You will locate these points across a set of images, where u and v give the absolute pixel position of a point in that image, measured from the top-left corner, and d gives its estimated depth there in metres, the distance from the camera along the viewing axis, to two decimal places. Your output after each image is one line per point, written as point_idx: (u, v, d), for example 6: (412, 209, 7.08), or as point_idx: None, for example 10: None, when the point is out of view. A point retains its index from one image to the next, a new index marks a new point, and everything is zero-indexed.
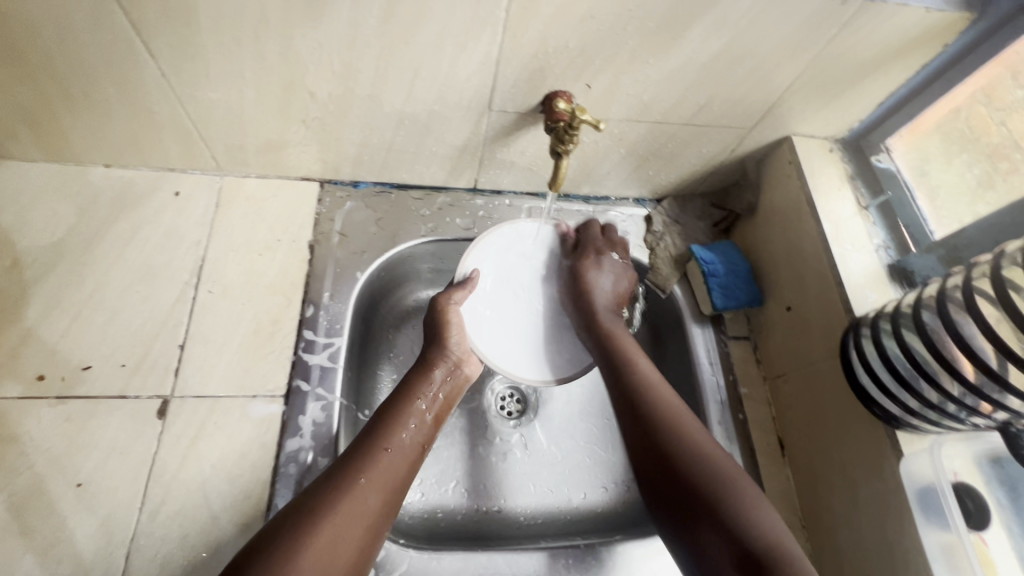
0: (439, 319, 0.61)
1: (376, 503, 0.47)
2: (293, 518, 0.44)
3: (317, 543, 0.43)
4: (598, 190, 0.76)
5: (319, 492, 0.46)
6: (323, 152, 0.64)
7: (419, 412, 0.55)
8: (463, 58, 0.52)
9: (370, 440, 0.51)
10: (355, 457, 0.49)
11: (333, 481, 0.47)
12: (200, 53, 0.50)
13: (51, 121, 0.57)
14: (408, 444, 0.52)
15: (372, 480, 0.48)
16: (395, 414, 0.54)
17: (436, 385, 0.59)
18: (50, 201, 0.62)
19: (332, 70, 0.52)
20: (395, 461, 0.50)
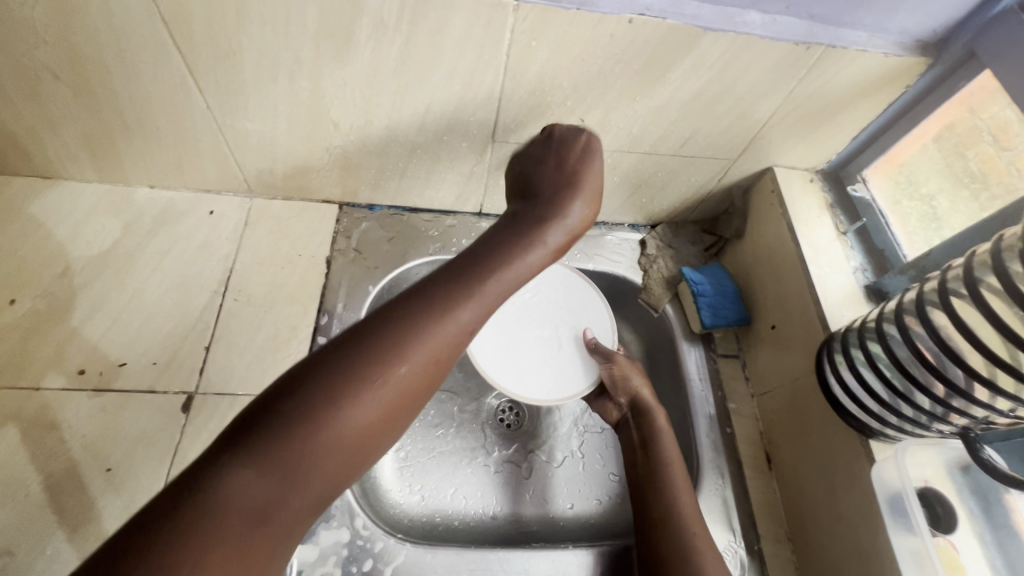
0: (565, 177, 0.57)
1: (416, 387, 0.40)
2: (327, 380, 0.37)
3: (343, 427, 0.36)
4: (595, 215, 0.81)
5: (353, 356, 0.38)
6: (343, 177, 0.71)
7: (494, 290, 0.44)
8: (469, 95, 0.59)
9: (432, 297, 0.42)
10: (409, 320, 0.40)
11: (385, 346, 0.39)
12: (242, 89, 0.57)
13: (109, 146, 0.65)
14: (464, 325, 0.42)
15: (421, 359, 0.40)
16: (464, 280, 0.44)
17: (519, 278, 0.47)
18: (101, 217, 0.69)
19: (354, 105, 0.60)
20: (449, 334, 0.41)
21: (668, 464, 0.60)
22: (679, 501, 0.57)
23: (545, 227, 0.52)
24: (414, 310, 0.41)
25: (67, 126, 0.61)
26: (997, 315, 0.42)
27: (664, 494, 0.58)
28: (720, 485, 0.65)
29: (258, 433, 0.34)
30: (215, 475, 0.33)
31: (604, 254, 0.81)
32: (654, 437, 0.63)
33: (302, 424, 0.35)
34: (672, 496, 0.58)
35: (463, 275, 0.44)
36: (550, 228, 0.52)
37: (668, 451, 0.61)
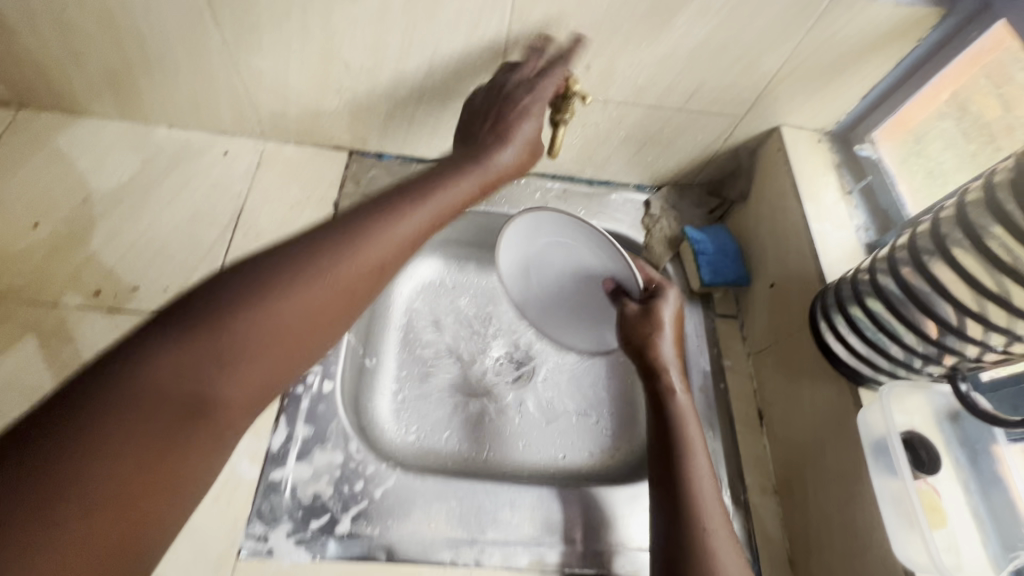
0: (511, 104, 0.55)
1: (338, 307, 0.40)
2: (254, 277, 0.38)
3: (282, 311, 0.37)
4: (601, 174, 0.82)
5: (282, 259, 0.39)
6: (353, 122, 0.73)
7: (423, 219, 0.46)
8: (476, 37, 0.60)
9: (360, 221, 0.43)
10: (338, 236, 0.41)
11: (317, 249, 0.40)
12: (256, 23, 0.59)
13: (130, 82, 0.67)
14: (397, 248, 0.44)
15: (351, 258, 0.41)
16: (395, 205, 0.45)
17: (455, 203, 0.49)
18: (121, 152, 0.72)
19: (364, 44, 0.61)
20: (386, 235, 0.43)
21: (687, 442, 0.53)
22: (695, 480, 0.51)
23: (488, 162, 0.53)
24: (346, 221, 0.43)
25: (90, 58, 0.64)
26: (991, 248, 0.42)
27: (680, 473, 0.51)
28: (711, 437, 0.65)
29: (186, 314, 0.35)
30: (127, 368, 0.33)
31: (608, 212, 0.81)
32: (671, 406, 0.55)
33: (220, 313, 0.36)
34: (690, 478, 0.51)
35: (392, 198, 0.46)
36: (494, 155, 0.53)
37: (686, 425, 0.54)
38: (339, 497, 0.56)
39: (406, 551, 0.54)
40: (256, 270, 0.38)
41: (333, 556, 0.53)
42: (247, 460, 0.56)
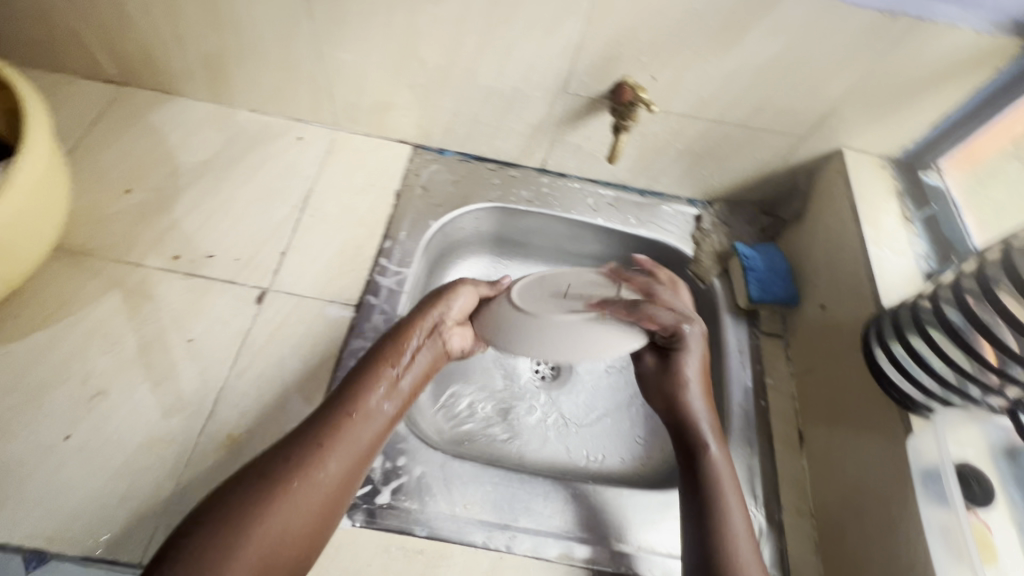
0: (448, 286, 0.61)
1: (332, 478, 0.46)
2: (226, 515, 0.41)
3: (273, 518, 0.42)
4: (653, 185, 0.83)
5: (266, 469, 0.45)
6: (421, 117, 0.76)
7: (391, 375, 0.53)
8: (549, 42, 0.62)
9: (336, 412, 0.49)
10: (315, 433, 0.47)
11: (272, 474, 0.44)
12: (345, 19, 0.63)
13: (224, 66, 0.73)
14: (376, 410, 0.51)
15: (328, 473, 0.46)
16: (365, 378, 0.52)
17: (395, 375, 0.54)
18: (208, 131, 0.78)
19: (442, 43, 0.64)
20: (358, 434, 0.49)
21: (730, 505, 0.52)
22: (738, 547, 0.49)
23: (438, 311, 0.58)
24: (295, 443, 0.47)
25: (192, 42, 0.70)
26: None
27: (720, 536, 0.50)
28: (748, 453, 0.65)
29: (183, 549, 0.40)
30: None
31: (657, 223, 0.82)
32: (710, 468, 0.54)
33: (222, 539, 0.40)
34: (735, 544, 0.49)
35: (338, 398, 0.50)
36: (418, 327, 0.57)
37: (727, 489, 0.53)
38: (380, 469, 0.58)
39: (439, 529, 0.55)
40: (219, 516, 0.41)
41: (370, 524, 0.55)
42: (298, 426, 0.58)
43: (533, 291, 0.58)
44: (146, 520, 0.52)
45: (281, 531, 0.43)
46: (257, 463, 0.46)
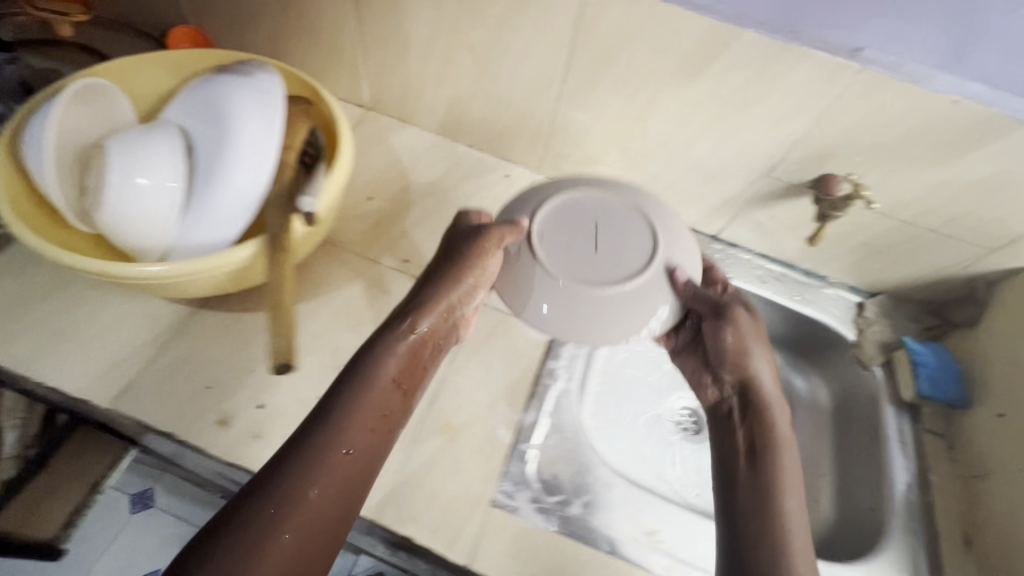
0: (468, 260, 0.59)
1: (329, 516, 0.48)
2: (229, 561, 0.42)
3: (275, 557, 0.44)
4: (820, 268, 0.87)
5: (255, 512, 0.45)
6: (621, 175, 0.86)
7: (387, 393, 0.55)
8: (772, 133, 0.71)
9: (332, 442, 0.50)
10: (308, 465, 0.48)
11: (257, 520, 0.45)
12: (592, 88, 0.75)
13: (465, 108, 0.86)
14: (365, 442, 0.52)
15: (320, 505, 0.48)
16: (358, 400, 0.53)
17: (387, 381, 0.55)
18: (433, 158, 0.91)
19: (671, 119, 0.74)
20: (347, 468, 0.50)
21: (775, 495, 0.58)
22: None
23: (472, 261, 0.59)
24: (275, 480, 0.47)
25: (449, 86, 0.83)
26: None
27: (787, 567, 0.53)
28: (912, 545, 0.66)
29: None
30: None
31: (820, 302, 0.87)
32: (783, 510, 0.56)
33: None
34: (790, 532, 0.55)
35: (315, 425, 0.51)
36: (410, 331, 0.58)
37: (772, 480, 0.59)
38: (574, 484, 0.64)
39: (622, 550, 0.60)
40: (218, 565, 0.42)
41: (564, 530, 0.60)
42: (503, 428, 0.66)
43: (562, 240, 0.60)
44: (380, 483, 0.60)
45: (290, 562, 0.45)
46: (247, 503, 0.46)
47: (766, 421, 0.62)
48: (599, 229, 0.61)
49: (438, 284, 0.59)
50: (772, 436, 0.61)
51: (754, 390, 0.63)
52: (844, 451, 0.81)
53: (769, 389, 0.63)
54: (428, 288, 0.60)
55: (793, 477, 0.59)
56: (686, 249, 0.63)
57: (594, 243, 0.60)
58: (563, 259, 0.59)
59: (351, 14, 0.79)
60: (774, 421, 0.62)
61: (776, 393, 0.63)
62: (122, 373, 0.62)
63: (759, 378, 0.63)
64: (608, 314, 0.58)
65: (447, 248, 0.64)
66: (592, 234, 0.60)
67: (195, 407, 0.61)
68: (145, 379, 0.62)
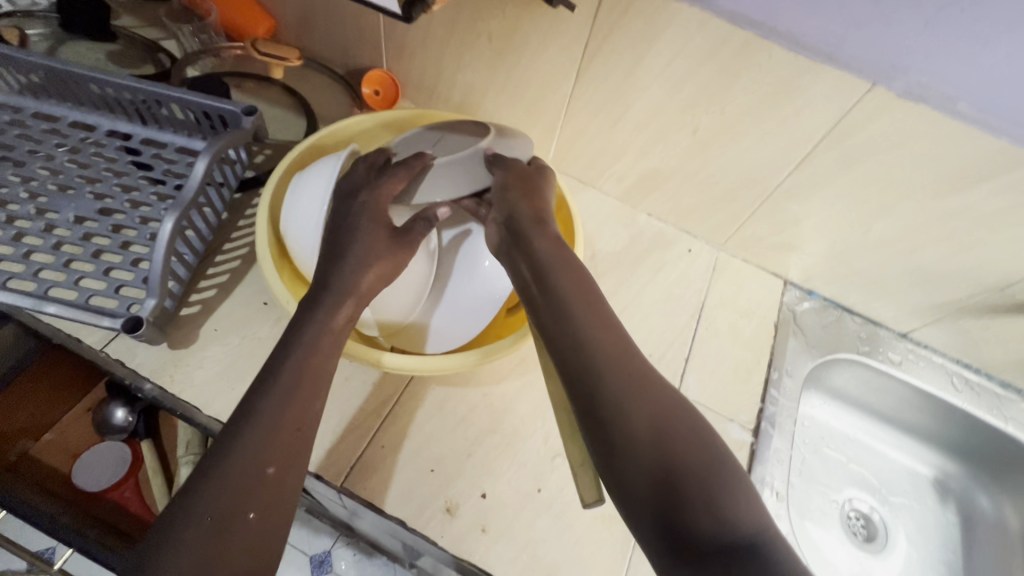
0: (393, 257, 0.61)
1: (287, 488, 0.48)
2: (222, 496, 0.45)
3: (267, 491, 0.47)
4: (1020, 381, 0.82)
5: (209, 483, 0.46)
6: (817, 264, 0.83)
7: (327, 361, 0.54)
8: (1023, 255, 0.67)
9: (273, 408, 0.50)
10: (259, 440, 0.48)
11: (236, 463, 0.47)
12: (823, 184, 0.71)
13: (661, 181, 0.84)
14: (314, 413, 0.52)
15: (272, 474, 0.47)
16: (300, 369, 0.52)
17: (336, 329, 0.56)
18: (615, 226, 0.89)
19: (905, 224, 0.71)
20: (300, 439, 0.50)
21: (595, 333, 0.48)
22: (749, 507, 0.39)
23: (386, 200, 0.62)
24: (241, 438, 0.48)
25: (651, 158, 0.81)
26: None
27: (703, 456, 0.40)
28: None
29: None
30: None
31: (1018, 420, 0.81)
32: (599, 350, 0.47)
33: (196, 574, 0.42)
34: (650, 377, 0.45)
35: (260, 388, 0.51)
36: (361, 282, 0.59)
37: (589, 324, 0.49)
38: None
39: None
40: (209, 505, 0.45)
41: None
42: None
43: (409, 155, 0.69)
44: None
45: (283, 496, 0.48)
46: (207, 478, 0.46)
47: (537, 250, 0.56)
48: (441, 141, 0.69)
49: (355, 230, 0.61)
50: (559, 260, 0.55)
51: (517, 216, 0.60)
52: None
53: (525, 213, 0.60)
54: (347, 233, 0.61)
55: (585, 307, 0.50)
56: (515, 148, 0.66)
57: (433, 148, 0.68)
58: (420, 152, 0.68)
59: (567, 83, 0.77)
60: (540, 243, 0.57)
61: (541, 215, 0.61)
62: (349, 447, 0.61)
63: (538, 205, 0.61)
64: (420, 167, 0.64)
65: (351, 198, 0.63)
66: (433, 143, 0.69)
67: (421, 490, 0.60)
68: (372, 455, 0.61)
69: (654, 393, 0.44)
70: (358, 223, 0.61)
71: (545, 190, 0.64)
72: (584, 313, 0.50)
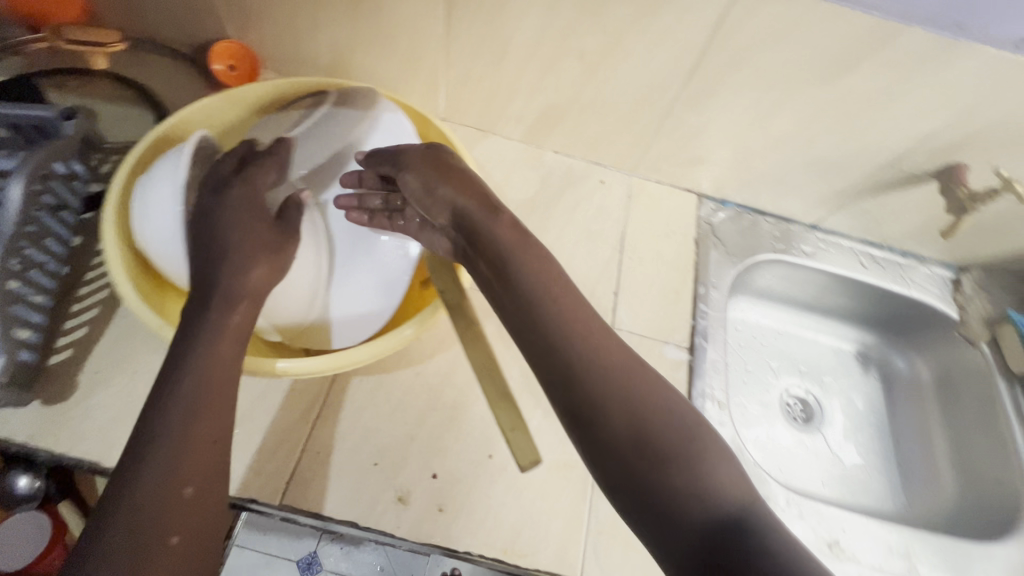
0: (275, 248, 0.57)
1: (211, 503, 0.44)
2: (134, 526, 0.41)
3: (188, 511, 0.43)
4: (918, 248, 0.88)
5: (115, 516, 0.41)
6: (726, 172, 0.83)
7: (230, 368, 0.49)
8: (907, 128, 0.69)
9: (178, 425, 0.45)
10: (169, 461, 0.43)
11: (146, 489, 0.42)
12: (717, 90, 0.70)
13: (559, 115, 0.80)
14: (226, 422, 0.47)
15: (190, 493, 0.43)
16: (203, 381, 0.47)
17: (234, 332, 0.51)
18: (523, 170, 0.85)
19: (800, 118, 0.71)
20: (216, 450, 0.46)
21: (552, 322, 0.46)
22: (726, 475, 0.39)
23: (264, 192, 0.58)
24: (150, 461, 0.43)
25: (545, 91, 0.76)
26: None
27: (679, 432, 0.41)
28: None
29: None
30: None
31: (919, 283, 0.87)
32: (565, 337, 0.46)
33: None
34: (625, 366, 0.44)
35: (164, 403, 0.46)
36: (248, 280, 0.54)
37: (552, 314, 0.47)
38: None
39: None
40: (122, 538, 0.40)
41: None
42: None
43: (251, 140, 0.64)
44: (576, 539, 0.58)
45: (206, 512, 0.44)
46: (111, 512, 0.41)
47: (486, 241, 0.51)
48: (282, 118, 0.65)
49: (232, 228, 0.55)
50: (513, 246, 0.50)
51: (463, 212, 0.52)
52: (952, 423, 0.85)
53: (471, 201, 0.52)
54: (224, 235, 0.55)
55: (554, 306, 0.47)
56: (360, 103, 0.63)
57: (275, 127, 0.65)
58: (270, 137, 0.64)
59: (438, 24, 0.70)
60: (492, 230, 0.51)
61: (487, 199, 0.52)
62: (280, 463, 0.57)
63: (462, 187, 0.53)
64: (286, 152, 0.61)
65: (222, 193, 0.57)
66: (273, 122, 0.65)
67: (368, 485, 0.57)
68: (307, 463, 0.58)
69: (622, 376, 0.43)
70: (237, 222, 0.56)
71: (464, 164, 0.55)
72: (545, 300, 0.48)
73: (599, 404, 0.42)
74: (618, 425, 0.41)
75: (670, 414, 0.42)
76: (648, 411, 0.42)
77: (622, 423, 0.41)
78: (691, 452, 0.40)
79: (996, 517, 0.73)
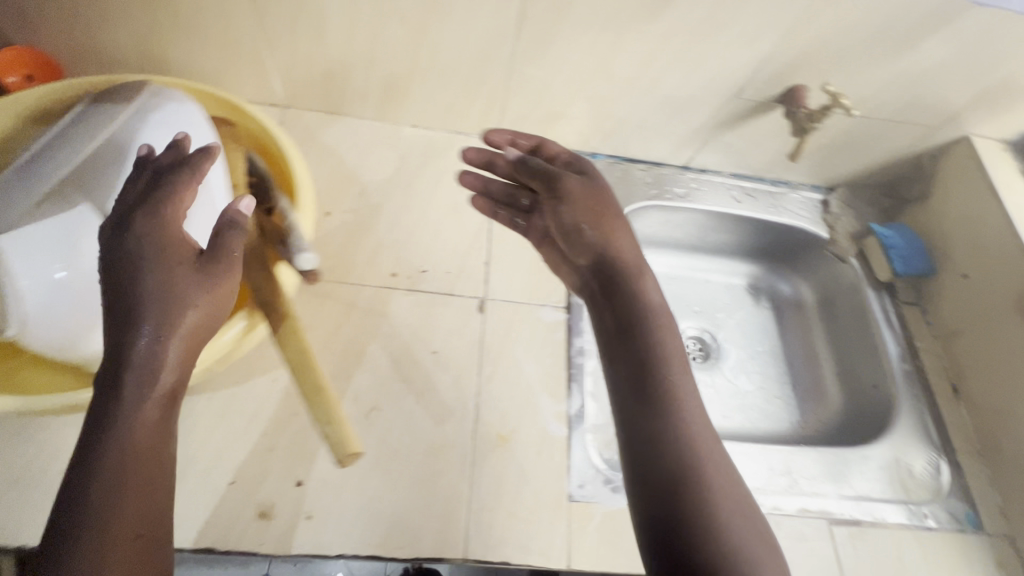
0: (200, 307, 0.42)
1: None
2: None
3: None
4: (786, 174, 0.90)
5: None
6: (587, 124, 0.81)
7: (149, 455, 0.38)
8: (741, 55, 0.69)
9: (99, 512, 0.36)
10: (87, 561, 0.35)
11: None
12: (551, 39, 0.67)
13: (403, 86, 0.76)
14: (163, 500, 0.39)
15: None
16: (125, 464, 0.37)
17: (153, 414, 0.39)
18: (379, 149, 0.80)
19: (639, 58, 0.70)
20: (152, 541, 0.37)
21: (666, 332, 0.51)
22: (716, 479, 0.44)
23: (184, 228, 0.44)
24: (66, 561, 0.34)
25: (381, 63, 0.72)
26: None
27: (690, 425, 0.46)
28: (918, 404, 0.76)
29: None
30: None
31: (791, 209, 0.90)
32: (642, 322, 0.51)
33: None
34: (682, 366, 0.49)
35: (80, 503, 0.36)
36: (168, 351, 0.40)
37: (663, 323, 0.51)
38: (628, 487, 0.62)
39: None
40: None
41: None
42: (555, 420, 0.64)
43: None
44: (456, 519, 0.56)
45: None
46: None
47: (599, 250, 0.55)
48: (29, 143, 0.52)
49: (154, 281, 0.41)
50: (638, 272, 0.54)
51: (610, 260, 0.54)
52: (835, 337, 0.89)
53: (626, 257, 0.54)
54: (146, 284, 0.41)
55: (649, 310, 0.52)
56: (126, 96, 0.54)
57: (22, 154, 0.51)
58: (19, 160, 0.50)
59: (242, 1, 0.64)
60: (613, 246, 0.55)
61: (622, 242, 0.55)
62: None
63: (600, 222, 0.55)
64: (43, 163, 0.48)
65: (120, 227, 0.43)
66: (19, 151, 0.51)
67: (224, 507, 0.53)
68: None
69: (684, 379, 0.48)
70: (169, 270, 0.42)
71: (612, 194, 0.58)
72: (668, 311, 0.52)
73: (647, 377, 0.48)
74: (664, 408, 0.47)
75: (700, 420, 0.47)
76: (681, 408, 0.47)
77: (671, 401, 0.47)
78: (705, 447, 0.45)
79: (877, 420, 0.77)
